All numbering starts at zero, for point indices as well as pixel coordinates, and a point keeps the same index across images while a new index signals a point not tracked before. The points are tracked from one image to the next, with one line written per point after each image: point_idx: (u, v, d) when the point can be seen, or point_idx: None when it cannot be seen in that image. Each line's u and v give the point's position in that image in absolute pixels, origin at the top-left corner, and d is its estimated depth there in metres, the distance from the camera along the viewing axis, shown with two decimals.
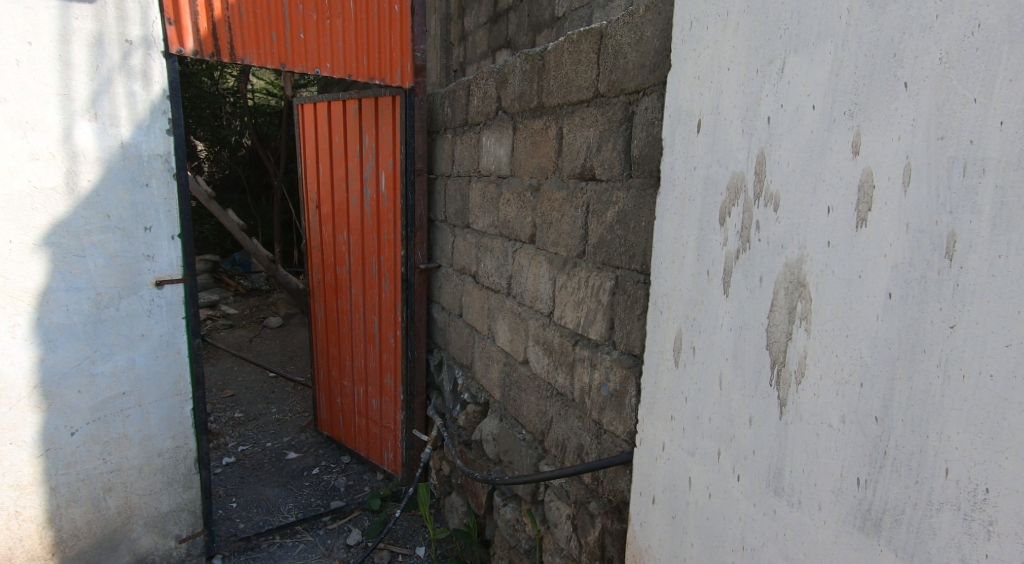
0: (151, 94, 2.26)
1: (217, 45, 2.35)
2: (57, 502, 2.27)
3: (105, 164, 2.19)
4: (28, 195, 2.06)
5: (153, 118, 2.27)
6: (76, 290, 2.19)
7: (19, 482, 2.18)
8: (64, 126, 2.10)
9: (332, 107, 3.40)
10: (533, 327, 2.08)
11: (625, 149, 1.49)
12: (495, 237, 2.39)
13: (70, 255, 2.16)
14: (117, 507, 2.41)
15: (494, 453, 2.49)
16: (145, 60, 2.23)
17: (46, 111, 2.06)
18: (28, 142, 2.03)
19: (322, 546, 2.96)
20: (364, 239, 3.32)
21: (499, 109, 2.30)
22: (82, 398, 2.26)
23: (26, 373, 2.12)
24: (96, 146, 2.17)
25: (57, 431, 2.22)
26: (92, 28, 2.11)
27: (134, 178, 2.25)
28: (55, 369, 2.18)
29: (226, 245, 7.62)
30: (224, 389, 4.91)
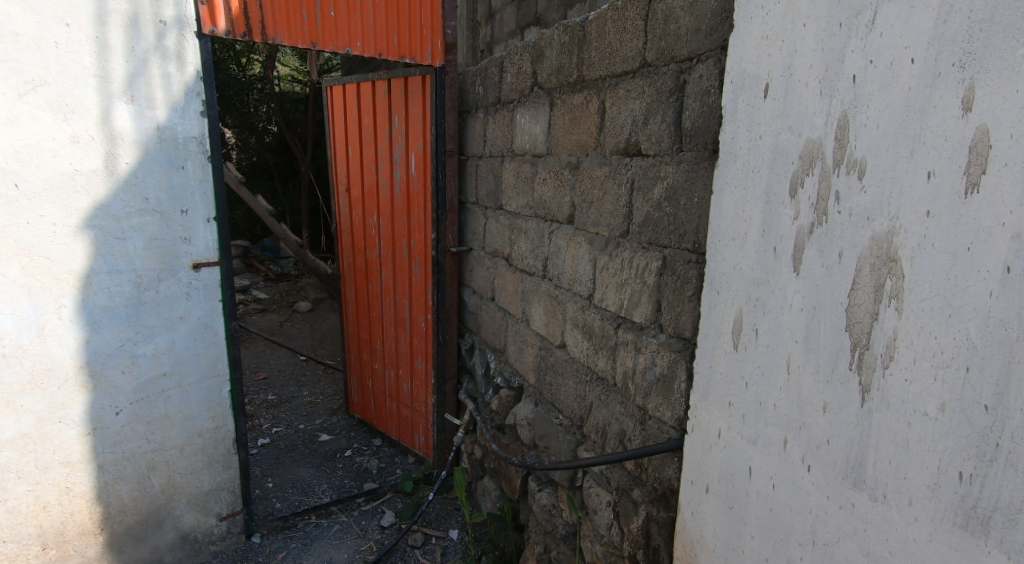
0: (186, 76, 2.24)
1: (249, 24, 2.32)
2: (105, 479, 2.32)
3: (142, 146, 2.19)
4: (70, 177, 2.07)
5: (187, 99, 2.26)
6: (118, 272, 2.21)
7: (69, 459, 2.23)
8: (102, 108, 2.09)
9: (361, 89, 3.37)
10: (571, 310, 2.02)
11: (676, 120, 1.41)
12: (530, 218, 2.33)
13: (110, 237, 2.17)
14: (160, 485, 2.45)
15: (530, 438, 2.45)
16: (179, 41, 2.20)
17: (84, 93, 2.05)
18: (69, 125, 2.04)
19: (357, 527, 2.97)
20: (394, 221, 3.28)
21: (535, 85, 2.23)
22: (125, 378, 2.28)
23: (72, 354, 2.16)
24: (133, 128, 2.16)
25: (104, 410, 2.26)
26: (127, 8, 2.09)
27: (170, 160, 2.25)
28: (99, 350, 2.21)
29: (257, 231, 7.74)
30: (257, 371, 4.98)
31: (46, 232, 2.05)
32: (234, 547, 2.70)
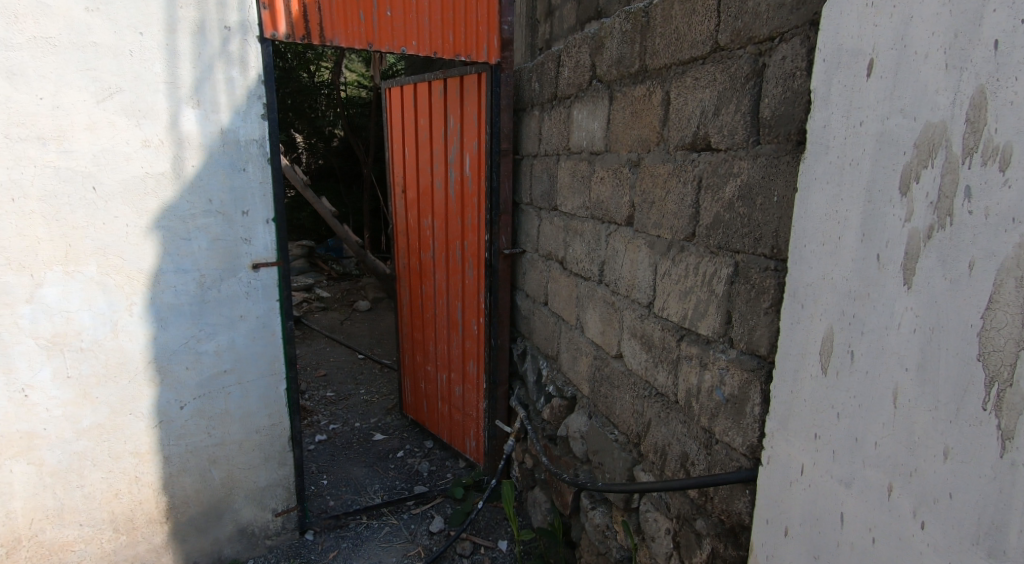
0: (249, 80, 2.23)
1: (308, 27, 2.30)
2: (170, 470, 2.35)
3: (207, 149, 2.20)
4: (141, 180, 2.11)
5: (249, 103, 2.25)
6: (184, 272, 2.23)
7: (138, 450, 2.28)
8: (171, 113, 2.12)
9: (418, 90, 3.33)
10: (629, 319, 1.89)
11: (753, 110, 1.26)
12: (586, 219, 2.20)
13: (177, 238, 2.20)
14: (221, 478, 2.46)
15: (583, 452, 2.31)
16: (242, 46, 2.20)
17: (154, 98, 2.09)
18: (141, 130, 2.08)
19: (406, 530, 2.90)
20: (448, 223, 3.22)
21: (594, 78, 2.10)
22: (189, 374, 2.31)
23: (141, 349, 2.20)
24: (199, 132, 2.18)
25: (169, 404, 2.29)
26: (195, 15, 2.10)
27: (233, 162, 2.25)
28: (165, 346, 2.24)
29: (322, 232, 7.95)
30: (317, 367, 5.06)
31: (119, 232, 2.10)
32: (288, 543, 2.69)
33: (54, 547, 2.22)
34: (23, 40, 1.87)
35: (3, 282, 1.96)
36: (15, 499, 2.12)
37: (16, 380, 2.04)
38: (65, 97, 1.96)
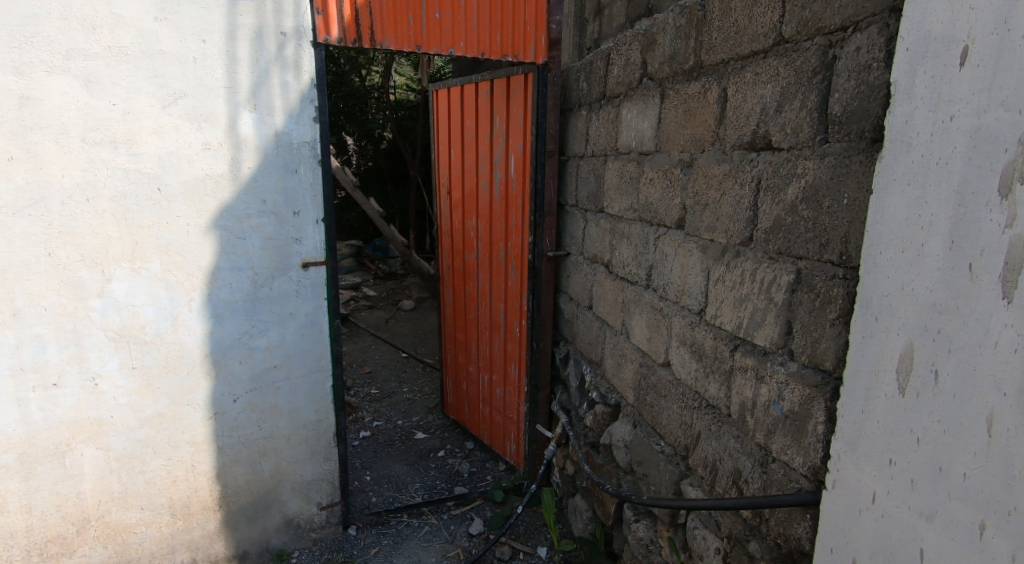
0: (302, 84, 2.26)
1: (359, 31, 2.30)
2: (223, 461, 2.40)
3: (263, 152, 2.24)
4: (201, 181, 2.16)
5: (302, 106, 2.28)
6: (239, 270, 2.28)
7: (195, 440, 2.33)
8: (230, 117, 2.17)
9: (465, 91, 3.32)
10: (678, 325, 1.81)
11: (821, 106, 1.17)
12: (633, 222, 2.13)
13: (233, 237, 2.24)
14: (270, 470, 2.50)
15: (627, 462, 2.24)
16: (297, 51, 2.23)
17: (215, 103, 2.14)
18: (202, 133, 2.13)
19: (446, 531, 2.88)
20: (492, 224, 3.19)
21: (645, 76, 2.03)
22: (242, 368, 2.36)
23: (199, 343, 2.26)
24: (255, 135, 2.22)
25: (223, 397, 2.35)
26: (254, 22, 2.14)
27: (286, 164, 2.28)
28: (220, 341, 2.30)
29: (370, 232, 8.08)
30: (363, 365, 5.13)
31: (180, 231, 2.16)
32: (331, 537, 2.71)
33: (117, 530, 2.29)
34: (99, 49, 1.94)
35: (76, 277, 2.03)
36: (85, 482, 2.20)
37: (88, 369, 2.11)
38: (135, 103, 2.02)
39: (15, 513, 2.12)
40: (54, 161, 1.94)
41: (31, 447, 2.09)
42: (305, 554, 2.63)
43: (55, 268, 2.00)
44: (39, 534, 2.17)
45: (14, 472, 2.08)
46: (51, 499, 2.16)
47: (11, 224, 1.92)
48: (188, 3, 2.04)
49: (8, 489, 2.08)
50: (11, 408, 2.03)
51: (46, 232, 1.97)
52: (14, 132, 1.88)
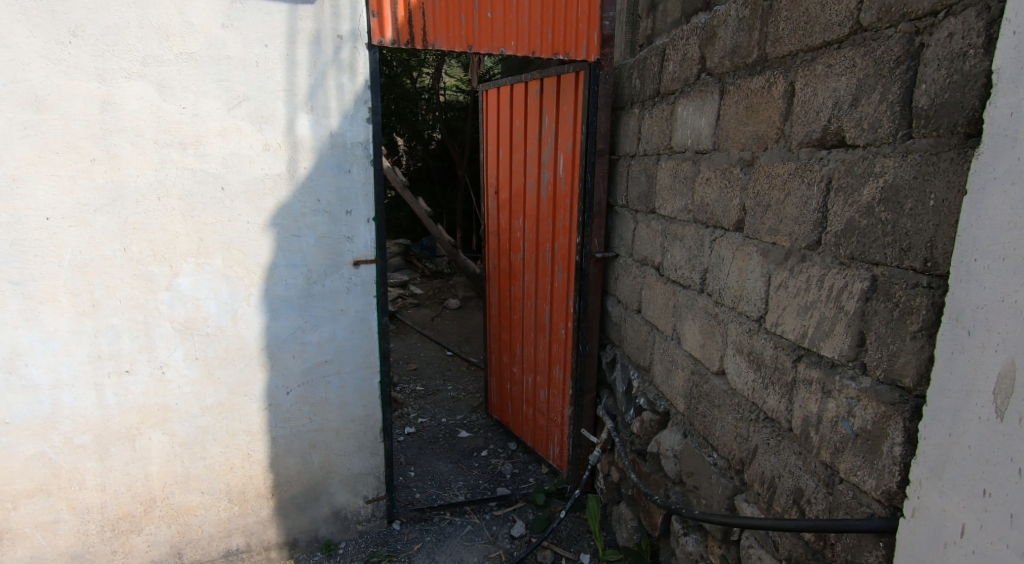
0: (357, 85, 2.27)
1: (412, 32, 2.30)
2: (276, 451, 2.45)
3: (318, 152, 2.26)
4: (261, 180, 2.21)
5: (356, 107, 2.29)
6: (294, 267, 2.31)
7: (251, 429, 2.39)
8: (288, 118, 2.20)
9: (514, 90, 3.29)
10: (734, 333, 1.73)
11: (905, 98, 1.08)
12: (687, 223, 2.05)
13: (289, 235, 2.28)
14: (319, 462, 2.53)
15: (676, 472, 2.16)
16: (353, 53, 2.24)
17: (275, 105, 2.18)
18: (262, 134, 2.18)
19: (488, 531, 2.84)
20: (539, 224, 3.14)
21: (702, 71, 1.94)
22: (296, 362, 2.39)
23: (256, 336, 2.31)
24: (311, 136, 2.24)
25: (277, 389, 2.39)
26: (312, 27, 2.17)
27: (340, 164, 2.30)
28: (276, 335, 2.34)
29: (417, 231, 8.17)
30: (408, 362, 5.18)
31: (241, 229, 2.22)
32: (376, 531, 2.73)
33: (179, 511, 2.36)
34: (172, 56, 2.02)
35: (147, 271, 2.12)
36: (152, 464, 2.28)
37: (156, 357, 2.20)
38: (203, 106, 2.09)
39: (91, 490, 2.22)
40: (130, 161, 2.04)
41: (105, 430, 2.18)
42: (351, 545, 2.66)
43: (129, 262, 2.10)
44: (111, 511, 2.26)
45: (90, 452, 2.18)
46: (122, 479, 2.25)
47: (92, 221, 2.03)
48: (252, 9, 2.10)
49: (85, 468, 2.19)
50: (89, 392, 2.14)
51: (122, 229, 2.06)
52: (96, 135, 1.98)
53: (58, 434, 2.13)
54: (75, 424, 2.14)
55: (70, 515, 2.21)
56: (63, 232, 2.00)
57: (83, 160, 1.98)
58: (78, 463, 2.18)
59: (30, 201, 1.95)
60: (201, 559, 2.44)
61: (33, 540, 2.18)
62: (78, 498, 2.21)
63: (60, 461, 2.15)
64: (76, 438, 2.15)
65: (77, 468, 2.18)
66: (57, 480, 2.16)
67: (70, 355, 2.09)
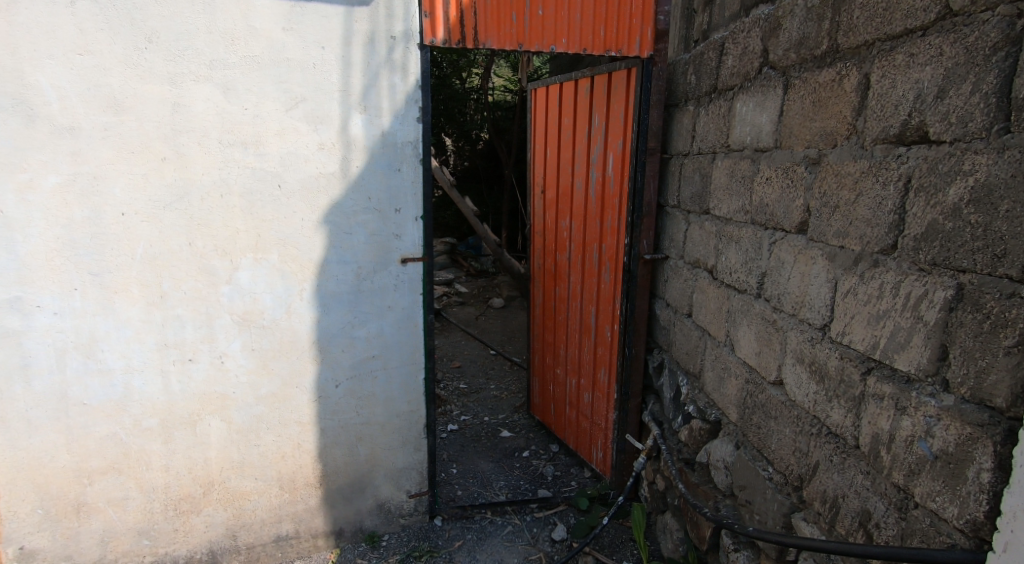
0: (408, 85, 2.27)
1: (463, 31, 2.27)
2: (324, 443, 2.47)
3: (370, 151, 2.27)
4: (315, 179, 2.24)
5: (407, 106, 2.28)
6: (344, 263, 2.33)
7: (301, 420, 2.42)
8: (342, 118, 2.22)
9: (564, 88, 3.23)
10: (794, 341, 1.63)
11: (1003, 88, 1.00)
12: (744, 225, 1.95)
13: (340, 232, 2.30)
14: (365, 455, 2.54)
15: (727, 484, 2.06)
16: (405, 53, 2.24)
17: (330, 105, 2.20)
18: (318, 134, 2.21)
19: (528, 533, 2.80)
20: (586, 224, 3.08)
21: (764, 65, 1.84)
22: (344, 356, 2.41)
23: (308, 331, 2.34)
24: (364, 136, 2.26)
25: (327, 382, 2.41)
26: (367, 28, 2.18)
27: (391, 163, 2.31)
28: (327, 330, 2.37)
29: (464, 230, 8.21)
30: (452, 359, 5.19)
31: (296, 227, 2.25)
32: (418, 525, 2.72)
33: (235, 496, 2.42)
34: (236, 59, 2.08)
35: (210, 265, 2.19)
36: (211, 449, 2.34)
37: (217, 348, 2.26)
38: (263, 107, 2.14)
39: (156, 471, 2.30)
40: (196, 161, 2.10)
41: (170, 414, 2.26)
42: (394, 538, 2.66)
43: (194, 256, 2.16)
44: (174, 491, 2.34)
45: (156, 435, 2.27)
46: (184, 462, 2.32)
47: (162, 217, 2.11)
48: (310, 12, 2.12)
49: (151, 450, 2.27)
50: (156, 378, 2.22)
51: (188, 224, 2.13)
52: (167, 135, 2.06)
53: (129, 416, 2.22)
54: (143, 408, 2.23)
55: (138, 493, 2.30)
56: (136, 227, 2.09)
57: (155, 160, 2.06)
58: (145, 446, 2.26)
59: (108, 197, 2.04)
60: (254, 543, 2.49)
61: (104, 515, 2.28)
62: (145, 477, 2.29)
63: (130, 442, 2.24)
64: (144, 421, 2.24)
65: (145, 449, 2.26)
66: (126, 460, 2.25)
67: (141, 343, 2.18)
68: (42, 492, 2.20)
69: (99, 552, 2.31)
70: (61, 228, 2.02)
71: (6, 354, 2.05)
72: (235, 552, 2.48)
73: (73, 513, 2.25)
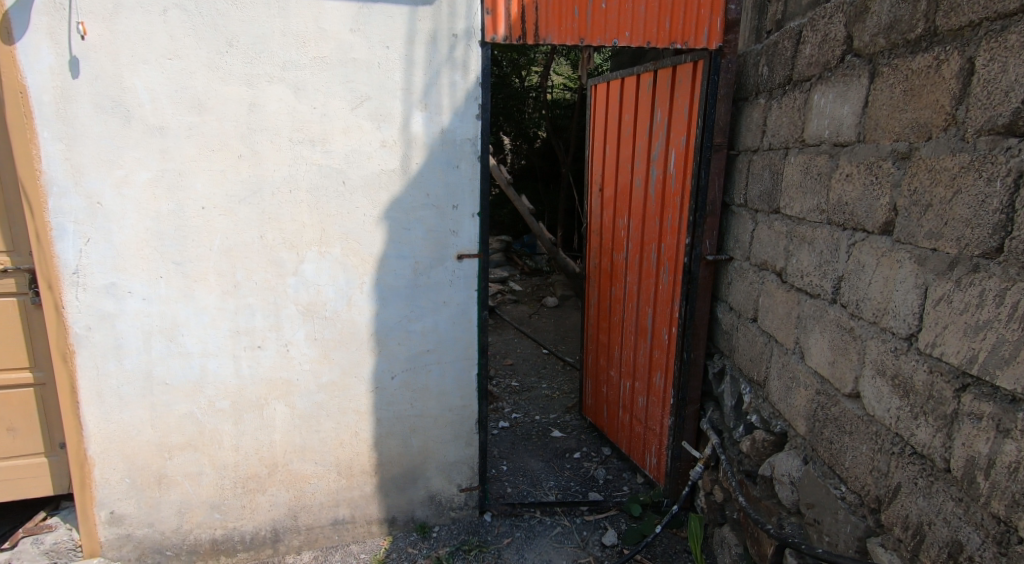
0: (469, 83, 2.25)
1: (525, 28, 2.21)
2: (380, 432, 2.49)
3: (430, 148, 2.27)
4: (376, 175, 2.25)
5: (467, 104, 2.27)
6: (402, 258, 2.34)
7: (359, 409, 2.45)
8: (404, 116, 2.22)
9: (626, 84, 3.14)
10: (874, 352, 1.51)
11: None
12: (819, 225, 1.82)
13: (400, 228, 2.31)
14: (418, 447, 2.55)
15: (793, 501, 1.94)
16: (466, 51, 2.22)
17: (393, 104, 2.21)
18: (380, 132, 2.22)
19: (578, 535, 2.73)
20: (645, 223, 2.98)
21: (847, 53, 1.71)
22: (400, 349, 2.42)
23: (367, 323, 2.37)
24: (424, 133, 2.25)
25: (383, 374, 2.43)
26: (430, 27, 2.18)
27: (450, 160, 2.29)
28: (385, 322, 2.38)
29: (519, 228, 8.19)
30: (505, 357, 5.17)
31: (358, 222, 2.27)
32: (468, 519, 2.71)
33: (297, 478, 2.47)
34: (307, 60, 2.12)
35: (279, 257, 2.24)
36: (276, 432, 2.40)
37: (283, 336, 2.31)
38: (331, 107, 2.17)
39: (228, 450, 2.38)
40: (269, 159, 2.16)
41: (240, 397, 2.34)
42: (444, 530, 2.66)
43: (264, 249, 2.22)
44: (243, 470, 2.41)
45: (228, 416, 2.34)
46: (252, 443, 2.39)
47: (238, 212, 2.17)
48: (377, 13, 2.14)
49: (223, 430, 2.35)
50: (229, 362, 2.30)
51: (260, 218, 2.19)
52: (244, 134, 2.12)
53: (205, 397, 2.31)
54: (218, 390, 2.31)
55: (211, 469, 2.38)
56: (215, 221, 2.16)
57: (232, 157, 2.13)
58: (219, 425, 2.35)
59: (191, 192, 2.13)
60: (313, 525, 2.54)
61: (181, 488, 2.38)
62: (217, 455, 2.37)
63: (205, 421, 2.33)
64: (218, 402, 2.32)
65: (218, 429, 2.35)
66: (202, 438, 2.34)
67: (216, 329, 2.26)
68: (129, 463, 2.31)
69: (176, 523, 2.41)
70: (149, 220, 2.12)
71: (102, 334, 2.17)
72: (295, 532, 2.53)
73: (156, 484, 2.35)
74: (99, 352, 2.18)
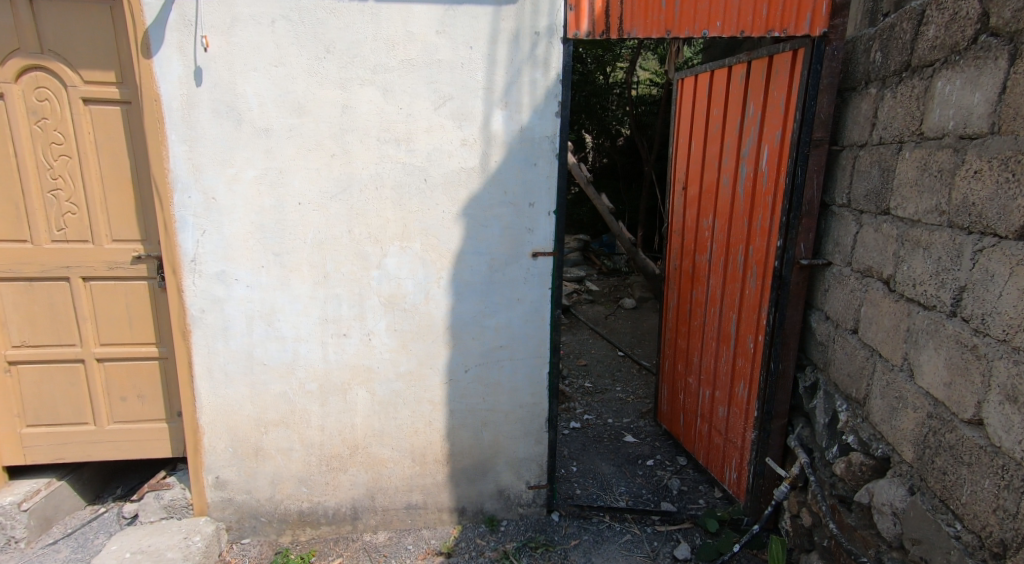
0: (549, 80, 2.18)
1: (609, 22, 2.12)
2: (452, 423, 2.49)
3: (508, 146, 2.23)
4: (455, 172, 2.24)
5: (547, 102, 2.20)
6: (479, 254, 2.32)
7: (433, 400, 2.46)
8: (484, 115, 2.20)
9: (715, 77, 2.97)
10: (1004, 374, 1.34)
11: None
12: (938, 228, 1.62)
13: (477, 224, 2.29)
14: (489, 440, 2.52)
15: (896, 535, 1.74)
16: (548, 48, 2.16)
17: (474, 103, 2.19)
18: (461, 131, 2.21)
19: (648, 545, 2.60)
20: (732, 223, 2.80)
21: (982, 36, 1.50)
22: (474, 344, 2.41)
23: (443, 317, 2.37)
24: (503, 131, 2.21)
25: (457, 367, 2.42)
26: (513, 26, 2.14)
27: (527, 158, 2.24)
28: (460, 317, 2.37)
29: (598, 227, 8.03)
30: (579, 357, 5.08)
31: (437, 218, 2.27)
32: (536, 517, 2.67)
33: (374, 461, 2.51)
34: (395, 63, 2.13)
35: (364, 250, 2.28)
36: (358, 416, 2.45)
37: (366, 326, 2.36)
38: (415, 107, 2.18)
39: (315, 429, 2.45)
40: (359, 157, 2.20)
41: (327, 380, 2.40)
42: (512, 525, 2.63)
43: (352, 242, 2.27)
44: (327, 449, 2.48)
45: (315, 397, 2.42)
46: (337, 424, 2.45)
47: (330, 207, 2.23)
48: (462, 15, 2.12)
49: (311, 410, 2.43)
50: (318, 347, 2.36)
51: (349, 214, 2.24)
52: (336, 134, 2.17)
53: (296, 378, 2.39)
54: (308, 372, 2.39)
55: (299, 445, 2.46)
56: (310, 216, 2.23)
57: (326, 156, 2.18)
58: (307, 406, 2.42)
59: (290, 189, 2.20)
60: (388, 506, 2.57)
61: (275, 461, 2.47)
62: (306, 433, 2.45)
63: (295, 400, 2.41)
64: (307, 384, 2.40)
65: (307, 409, 2.43)
66: (293, 416, 2.43)
67: (308, 317, 2.33)
68: (232, 433, 2.43)
69: (269, 491, 2.51)
70: (254, 215, 2.21)
71: (213, 316, 2.30)
72: (372, 512, 2.58)
73: (254, 455, 2.46)
74: (209, 333, 2.31)
